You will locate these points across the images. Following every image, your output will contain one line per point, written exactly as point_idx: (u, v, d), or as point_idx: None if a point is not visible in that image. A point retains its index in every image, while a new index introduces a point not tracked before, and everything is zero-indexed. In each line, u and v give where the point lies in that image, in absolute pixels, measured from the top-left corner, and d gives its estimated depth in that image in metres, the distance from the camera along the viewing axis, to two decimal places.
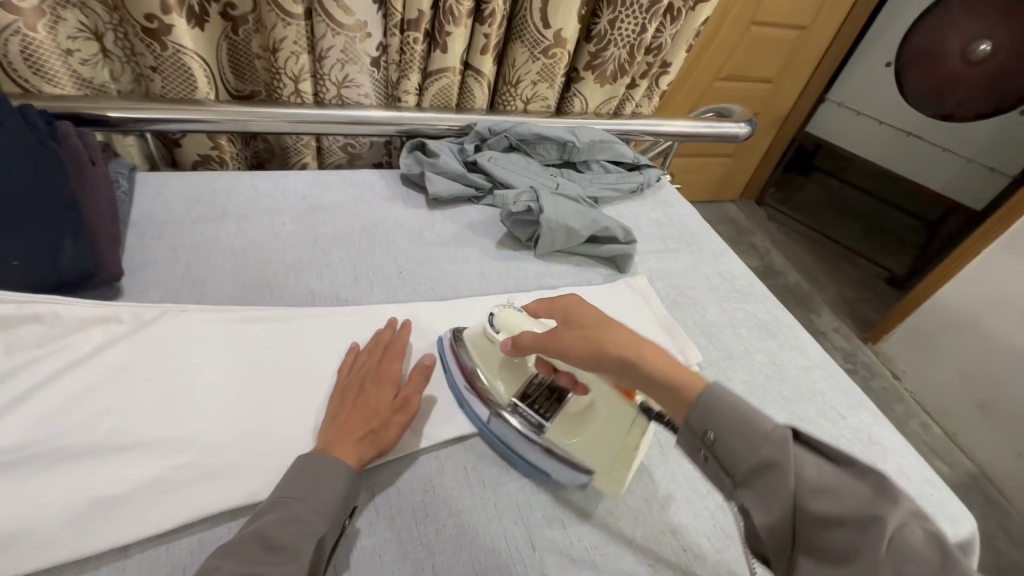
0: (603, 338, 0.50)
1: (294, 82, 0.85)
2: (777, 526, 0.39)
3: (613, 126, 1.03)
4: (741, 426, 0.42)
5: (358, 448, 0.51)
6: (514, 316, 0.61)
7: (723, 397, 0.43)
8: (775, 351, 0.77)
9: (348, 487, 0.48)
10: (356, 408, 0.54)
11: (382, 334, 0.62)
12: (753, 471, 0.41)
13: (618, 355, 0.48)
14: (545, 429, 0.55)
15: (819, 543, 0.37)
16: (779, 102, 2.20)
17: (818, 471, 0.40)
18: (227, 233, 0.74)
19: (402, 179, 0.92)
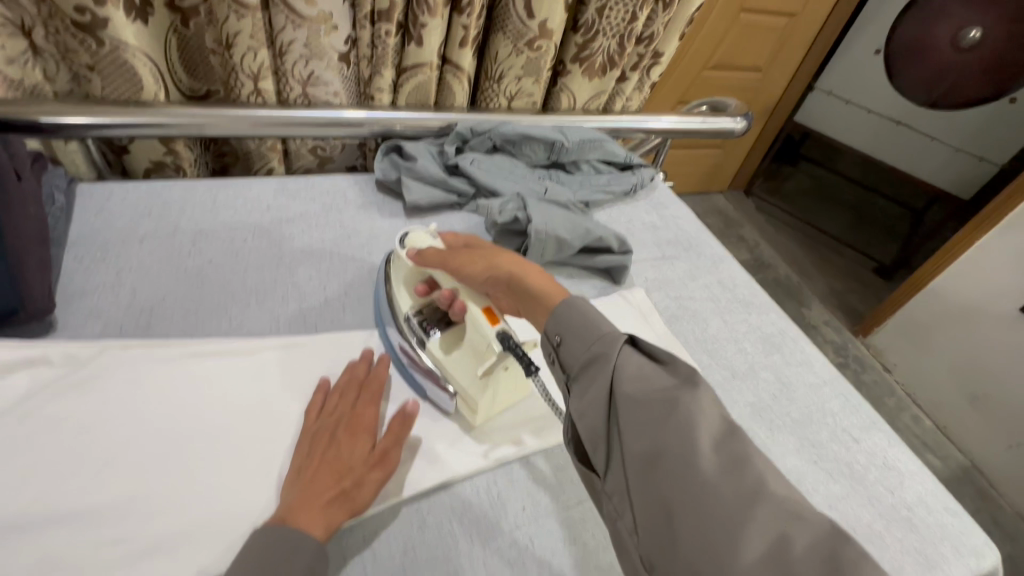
0: (496, 261, 0.54)
1: (253, 80, 0.77)
2: (636, 445, 0.38)
3: (604, 123, 0.96)
4: (657, 385, 0.40)
5: (326, 514, 0.44)
6: (425, 241, 0.63)
7: (601, 330, 0.43)
8: (780, 367, 0.72)
9: (313, 562, 0.41)
10: (323, 464, 0.47)
11: (356, 373, 0.55)
12: (605, 379, 0.41)
13: (502, 273, 0.53)
14: (427, 344, 0.56)
15: (664, 460, 0.37)
16: (768, 91, 2.15)
17: (673, 396, 0.39)
18: (180, 253, 0.67)
19: (377, 184, 0.85)
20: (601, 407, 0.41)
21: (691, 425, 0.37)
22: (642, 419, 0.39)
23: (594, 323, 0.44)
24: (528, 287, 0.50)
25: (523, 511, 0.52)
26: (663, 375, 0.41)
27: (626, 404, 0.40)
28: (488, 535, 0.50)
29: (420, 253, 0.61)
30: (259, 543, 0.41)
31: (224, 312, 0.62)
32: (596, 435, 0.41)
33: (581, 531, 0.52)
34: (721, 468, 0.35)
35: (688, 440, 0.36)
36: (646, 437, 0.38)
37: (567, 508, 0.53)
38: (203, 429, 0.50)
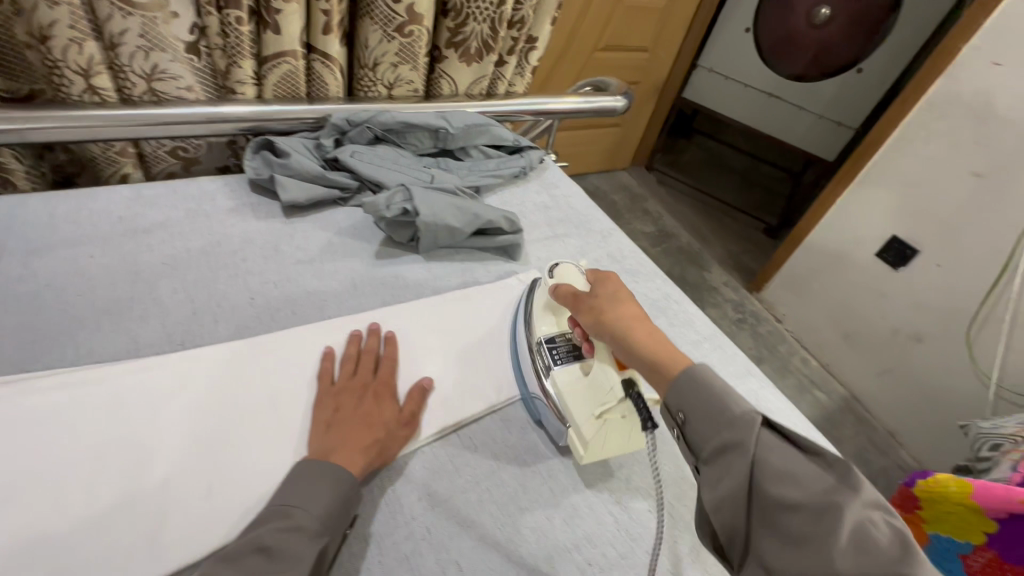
0: (613, 313, 0.56)
1: (83, 78, 0.68)
2: (724, 502, 0.40)
3: (488, 108, 0.96)
4: (731, 426, 0.41)
5: (364, 455, 0.49)
6: (572, 273, 0.66)
7: (735, 413, 0.42)
8: (666, 329, 0.77)
9: (350, 492, 0.46)
10: (362, 415, 0.52)
11: (371, 344, 0.59)
12: (716, 450, 0.42)
13: (614, 326, 0.54)
14: (554, 376, 0.58)
15: (775, 525, 0.37)
16: (655, 70, 2.26)
17: (782, 458, 0.39)
18: (9, 277, 0.58)
19: (250, 184, 0.79)
20: (736, 495, 0.39)
21: (841, 533, 0.34)
22: (792, 527, 0.36)
23: (723, 402, 0.43)
24: (638, 347, 0.52)
25: (419, 502, 0.50)
26: (810, 470, 0.38)
27: (768, 501, 0.38)
28: (379, 535, 0.48)
29: (560, 287, 0.62)
30: (313, 475, 0.46)
31: (69, 339, 0.55)
32: (733, 529, 0.40)
33: (478, 511, 0.51)
34: (863, 570, 0.33)
35: (836, 549, 0.34)
36: (792, 541, 0.36)
37: (465, 490, 0.52)
38: (46, 475, 0.45)
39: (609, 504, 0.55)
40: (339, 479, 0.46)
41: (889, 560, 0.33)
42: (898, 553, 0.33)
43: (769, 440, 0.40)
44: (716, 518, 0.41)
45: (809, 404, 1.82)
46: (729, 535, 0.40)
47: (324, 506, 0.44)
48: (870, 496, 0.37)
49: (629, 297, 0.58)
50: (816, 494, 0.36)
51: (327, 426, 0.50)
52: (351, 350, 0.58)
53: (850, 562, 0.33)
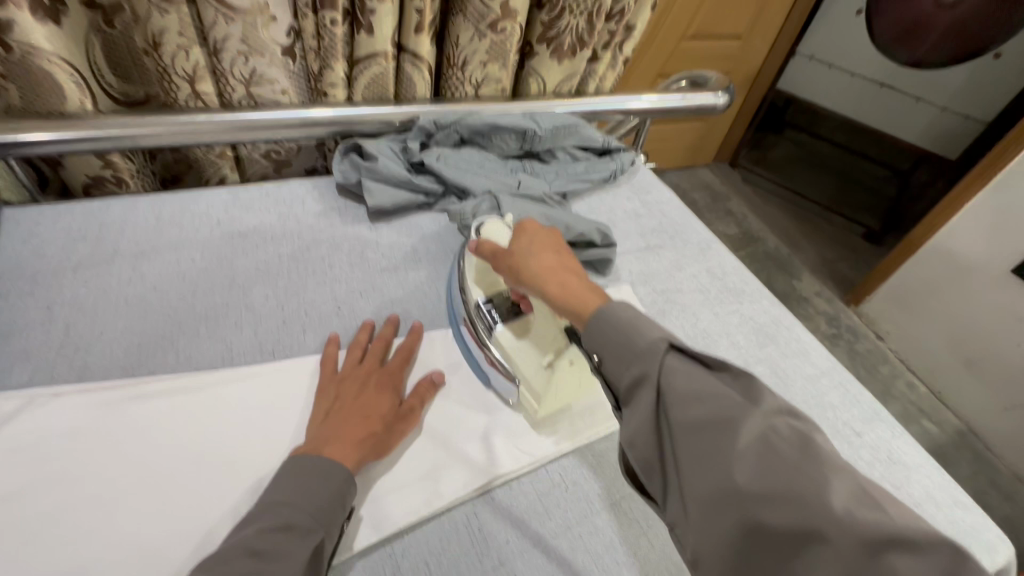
0: (523, 262, 0.52)
1: (189, 83, 0.70)
2: (640, 435, 0.38)
3: (578, 107, 0.90)
4: (636, 352, 0.40)
5: (358, 450, 0.47)
6: (501, 232, 0.59)
7: (639, 345, 0.40)
8: (775, 359, 0.68)
9: (345, 485, 0.44)
10: (360, 408, 0.50)
11: (382, 333, 0.58)
12: (630, 385, 0.40)
13: (536, 274, 0.50)
14: (494, 336, 0.56)
15: (688, 452, 0.36)
16: (749, 60, 2.08)
17: (686, 378, 0.38)
18: (120, 279, 0.61)
19: (338, 188, 0.79)
20: (648, 430, 0.38)
21: (743, 445, 0.34)
22: (697, 449, 0.35)
23: (635, 330, 0.41)
24: (556, 292, 0.48)
25: (505, 545, 0.47)
26: (713, 381, 0.37)
27: (678, 427, 0.37)
28: None
29: (479, 244, 0.58)
30: (305, 469, 0.43)
31: (171, 344, 0.56)
32: (650, 462, 0.38)
33: (570, 561, 0.47)
34: (761, 479, 0.32)
35: (735, 455, 0.34)
36: (701, 469, 0.35)
37: (554, 537, 0.48)
38: (143, 483, 0.45)
39: None
40: (332, 474, 0.44)
41: (792, 466, 0.32)
42: (797, 453, 0.33)
43: (679, 363, 0.39)
44: (635, 457, 0.39)
45: (915, 436, 1.61)
46: (647, 466, 0.39)
47: (319, 500, 0.42)
48: (778, 402, 0.36)
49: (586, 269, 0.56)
50: (718, 416, 0.35)
51: (324, 417, 0.49)
52: (361, 338, 0.57)
53: (763, 484, 0.32)
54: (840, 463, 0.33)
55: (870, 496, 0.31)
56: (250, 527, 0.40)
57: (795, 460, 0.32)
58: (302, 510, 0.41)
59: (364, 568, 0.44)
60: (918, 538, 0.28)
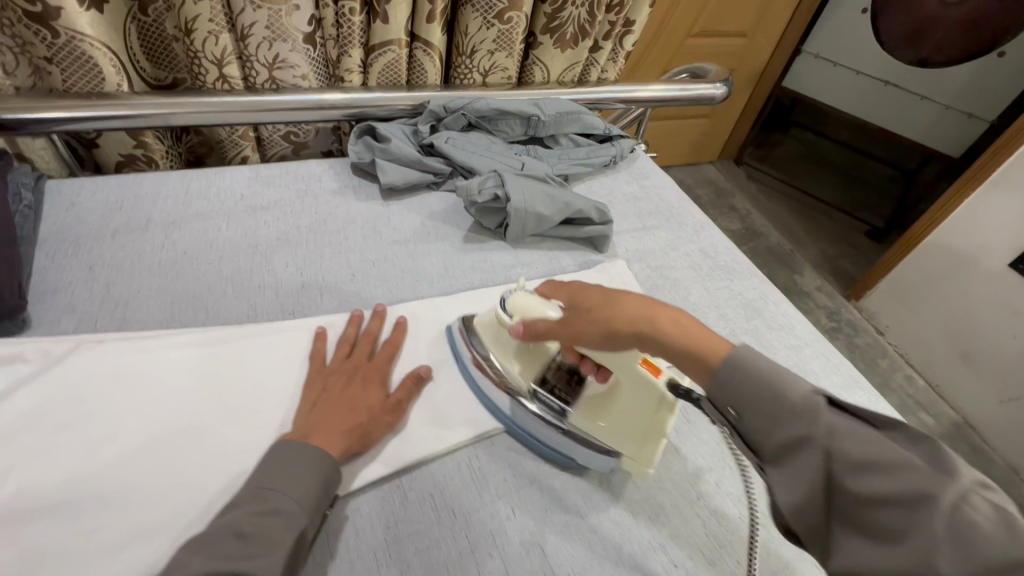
0: (608, 316, 0.44)
1: (217, 67, 0.75)
2: (805, 506, 0.35)
3: (580, 95, 0.95)
4: (788, 410, 0.36)
5: (345, 439, 0.48)
6: (528, 302, 0.53)
7: (795, 400, 0.36)
8: (762, 331, 0.72)
9: (330, 474, 0.45)
10: (347, 399, 0.51)
11: (370, 327, 0.59)
12: (780, 448, 0.37)
13: (629, 330, 0.43)
14: (567, 415, 0.53)
15: (864, 521, 0.33)
16: (754, 57, 2.11)
17: (857, 441, 0.34)
18: (153, 245, 0.66)
19: (353, 168, 0.84)
20: (814, 494, 0.35)
21: (936, 514, 0.30)
22: (882, 523, 0.32)
23: (784, 384, 0.37)
24: (668, 342, 0.42)
25: (503, 483, 0.51)
26: (887, 444, 0.34)
27: (848, 497, 0.33)
28: (467, 516, 0.48)
29: (528, 326, 0.51)
30: (290, 457, 0.45)
31: (200, 303, 0.61)
32: (815, 529, 0.35)
33: (563, 499, 0.51)
34: (960, 556, 0.28)
35: (924, 522, 0.30)
36: (874, 535, 0.32)
37: (548, 478, 0.53)
38: (179, 419, 0.50)
39: (698, 508, 0.53)
40: (320, 461, 0.45)
41: (992, 544, 0.28)
42: (1007, 534, 0.28)
43: (842, 424, 0.35)
44: (791, 523, 0.36)
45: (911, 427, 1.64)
46: (808, 533, 0.35)
47: (307, 490, 0.44)
48: (972, 473, 0.32)
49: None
50: (903, 488, 0.31)
51: (311, 408, 0.50)
52: (350, 331, 0.59)
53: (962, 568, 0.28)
54: None
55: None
56: (241, 509, 0.41)
57: (1000, 540, 0.28)
58: (291, 497, 0.43)
59: (375, 497, 0.49)
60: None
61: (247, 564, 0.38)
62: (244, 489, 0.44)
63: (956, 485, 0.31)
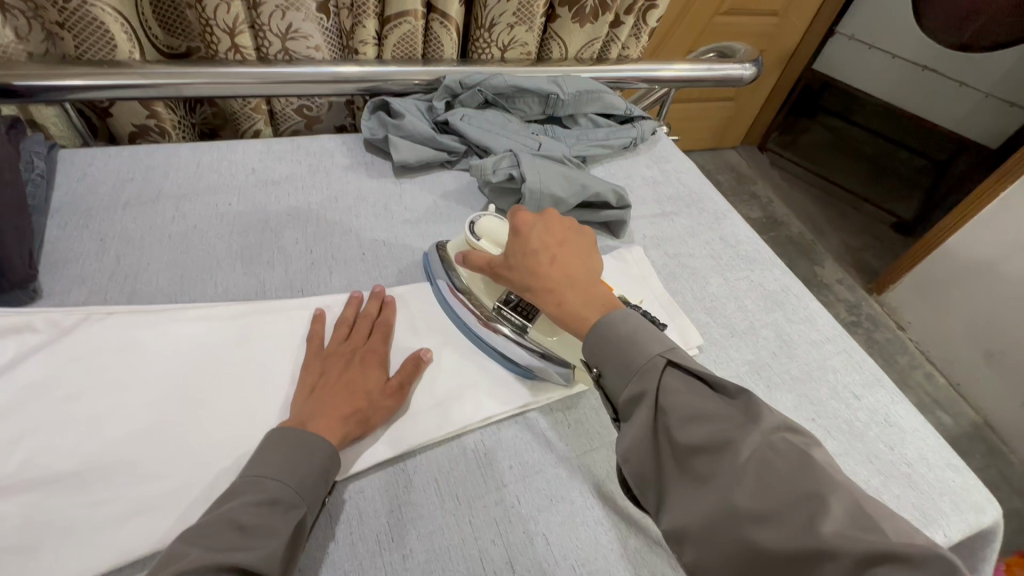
0: (517, 275, 0.50)
1: (229, 36, 0.73)
2: (640, 458, 0.40)
3: (602, 74, 0.91)
4: (637, 366, 0.41)
5: (342, 426, 0.47)
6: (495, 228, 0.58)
7: (638, 362, 0.41)
8: (781, 324, 0.69)
9: (328, 462, 0.44)
10: (345, 384, 0.50)
11: (368, 309, 0.58)
12: (629, 402, 0.41)
13: (530, 288, 0.49)
14: (528, 330, 0.57)
15: (687, 470, 0.37)
16: (785, 37, 2.02)
17: (687, 399, 0.39)
18: (163, 218, 0.65)
19: (366, 144, 0.82)
20: (650, 450, 0.39)
21: (744, 464, 0.35)
22: (700, 470, 0.37)
23: (634, 344, 0.42)
24: (556, 302, 0.48)
25: (509, 471, 0.50)
26: (713, 402, 0.39)
27: (677, 448, 0.38)
28: (472, 502, 0.48)
29: (467, 255, 0.56)
30: (287, 444, 0.43)
31: (208, 278, 0.61)
32: (644, 476, 0.40)
33: (569, 488, 0.50)
34: (760, 497, 0.34)
35: (737, 462, 0.35)
36: (699, 488, 0.36)
37: (554, 467, 0.51)
38: (186, 392, 0.50)
39: None
40: (318, 447, 0.44)
41: (792, 487, 0.33)
42: (794, 470, 0.34)
43: (675, 383, 0.40)
44: (629, 472, 0.40)
45: None
46: (642, 483, 0.40)
47: (304, 480, 0.42)
48: (778, 419, 0.37)
49: (590, 263, 0.51)
50: (718, 438, 0.37)
51: (309, 392, 0.49)
52: (348, 313, 0.57)
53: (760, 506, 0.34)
54: (835, 480, 0.34)
55: (864, 510, 0.32)
56: (235, 500, 0.40)
57: (791, 480, 0.34)
58: (286, 488, 0.41)
59: (379, 479, 0.48)
60: (915, 554, 0.29)
61: (254, 545, 0.37)
62: (236, 479, 0.42)
63: (764, 435, 0.36)
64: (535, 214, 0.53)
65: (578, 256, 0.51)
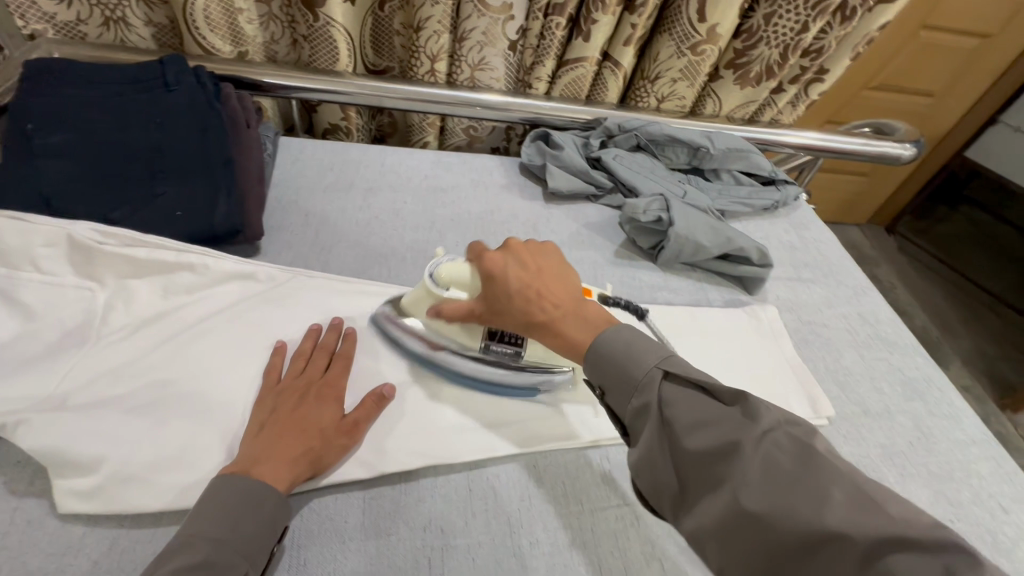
0: (511, 314, 0.49)
1: (431, 62, 0.85)
2: (649, 468, 0.41)
3: (753, 134, 0.93)
4: (638, 381, 0.42)
5: (292, 469, 0.45)
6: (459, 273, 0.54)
7: (638, 376, 0.42)
8: (921, 414, 0.66)
9: (275, 511, 0.43)
10: (297, 420, 0.48)
11: (326, 342, 0.56)
12: (634, 417, 0.42)
13: (529, 326, 0.49)
14: (522, 355, 0.57)
15: (699, 476, 0.38)
16: (939, 119, 1.91)
17: (690, 409, 0.40)
18: (354, 205, 0.77)
19: (521, 168, 0.90)
20: (660, 461, 0.40)
21: (746, 466, 0.36)
22: (708, 474, 0.38)
23: (631, 361, 0.43)
24: (562, 340, 0.47)
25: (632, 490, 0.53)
26: (710, 408, 0.40)
27: (685, 455, 0.39)
28: (595, 512, 0.51)
29: (438, 308, 0.55)
30: (230, 496, 0.42)
31: (384, 262, 0.70)
32: (657, 486, 0.41)
33: None
34: (766, 495, 0.35)
35: (740, 466, 0.36)
36: (709, 490, 0.38)
37: None
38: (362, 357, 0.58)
39: None
40: (264, 502, 0.42)
41: (795, 480, 0.35)
42: (798, 465, 0.36)
43: (674, 394, 0.41)
44: (643, 482, 0.41)
45: None
46: (656, 490, 0.41)
47: (249, 538, 0.41)
48: (774, 415, 0.39)
49: (567, 279, 0.51)
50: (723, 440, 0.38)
51: (257, 430, 0.47)
52: (303, 346, 0.55)
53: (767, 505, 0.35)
54: (835, 465, 0.36)
55: (865, 493, 0.34)
56: (169, 565, 0.37)
57: (795, 473, 0.35)
58: (227, 549, 0.39)
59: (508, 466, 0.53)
60: (925, 540, 0.31)
61: None
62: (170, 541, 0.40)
63: (767, 432, 0.37)
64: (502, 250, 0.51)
65: (560, 281, 0.50)
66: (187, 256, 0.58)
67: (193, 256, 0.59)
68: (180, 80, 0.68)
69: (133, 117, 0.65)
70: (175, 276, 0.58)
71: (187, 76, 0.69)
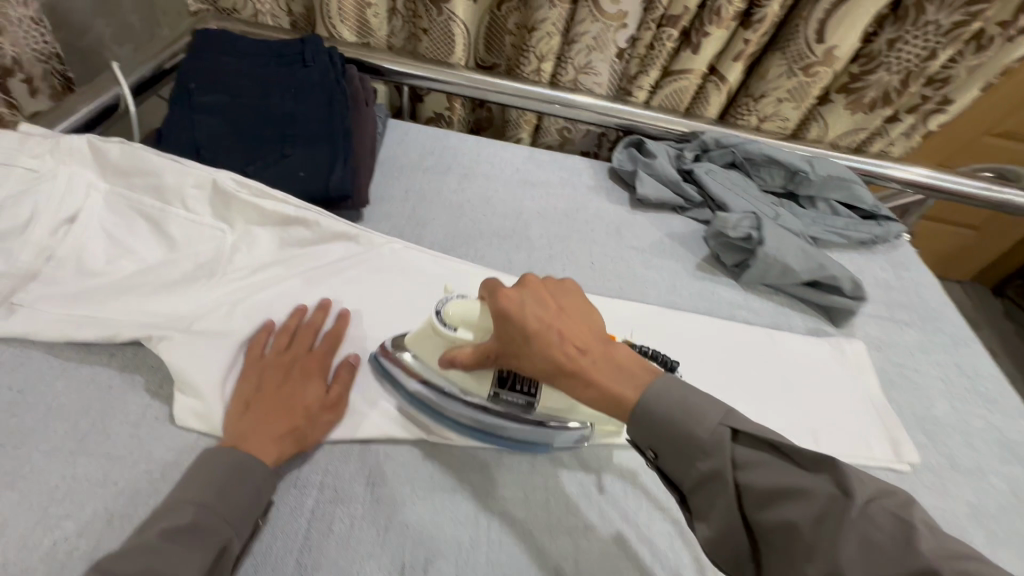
0: (526, 359, 0.45)
1: (538, 61, 0.88)
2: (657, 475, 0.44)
3: (859, 164, 0.89)
4: (643, 407, 0.43)
5: (277, 445, 0.46)
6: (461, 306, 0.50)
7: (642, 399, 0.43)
8: (1020, 481, 0.61)
9: (263, 483, 0.44)
10: (281, 398, 0.48)
11: (314, 320, 0.55)
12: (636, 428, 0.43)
13: (563, 380, 0.44)
14: (535, 407, 0.51)
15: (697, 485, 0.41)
16: None
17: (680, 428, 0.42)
18: (449, 188, 0.81)
19: (611, 172, 0.91)
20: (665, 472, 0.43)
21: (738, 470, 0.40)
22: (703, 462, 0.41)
23: (662, 403, 0.42)
24: (600, 388, 0.43)
25: None
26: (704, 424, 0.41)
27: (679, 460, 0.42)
28: (650, 515, 0.51)
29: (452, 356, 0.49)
30: (220, 467, 0.43)
31: (471, 245, 0.74)
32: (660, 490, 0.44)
33: None
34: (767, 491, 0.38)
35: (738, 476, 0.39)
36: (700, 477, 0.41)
37: None
38: None
39: None
40: (252, 476, 0.43)
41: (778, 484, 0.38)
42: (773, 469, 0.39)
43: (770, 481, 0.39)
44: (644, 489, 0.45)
45: None
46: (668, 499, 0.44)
47: (236, 507, 0.42)
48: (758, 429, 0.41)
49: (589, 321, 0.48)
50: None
51: (244, 407, 0.48)
52: (288, 323, 0.54)
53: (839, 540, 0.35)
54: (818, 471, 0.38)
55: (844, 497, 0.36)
56: (158, 525, 0.39)
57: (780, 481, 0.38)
58: (212, 513, 0.41)
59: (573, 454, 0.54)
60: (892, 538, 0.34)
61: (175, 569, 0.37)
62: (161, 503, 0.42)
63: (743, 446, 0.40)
64: (517, 287, 0.47)
65: (581, 322, 0.47)
66: (304, 214, 0.63)
67: (308, 215, 0.63)
68: (316, 57, 0.75)
69: (273, 87, 0.72)
70: (290, 230, 0.63)
71: (322, 55, 0.75)
